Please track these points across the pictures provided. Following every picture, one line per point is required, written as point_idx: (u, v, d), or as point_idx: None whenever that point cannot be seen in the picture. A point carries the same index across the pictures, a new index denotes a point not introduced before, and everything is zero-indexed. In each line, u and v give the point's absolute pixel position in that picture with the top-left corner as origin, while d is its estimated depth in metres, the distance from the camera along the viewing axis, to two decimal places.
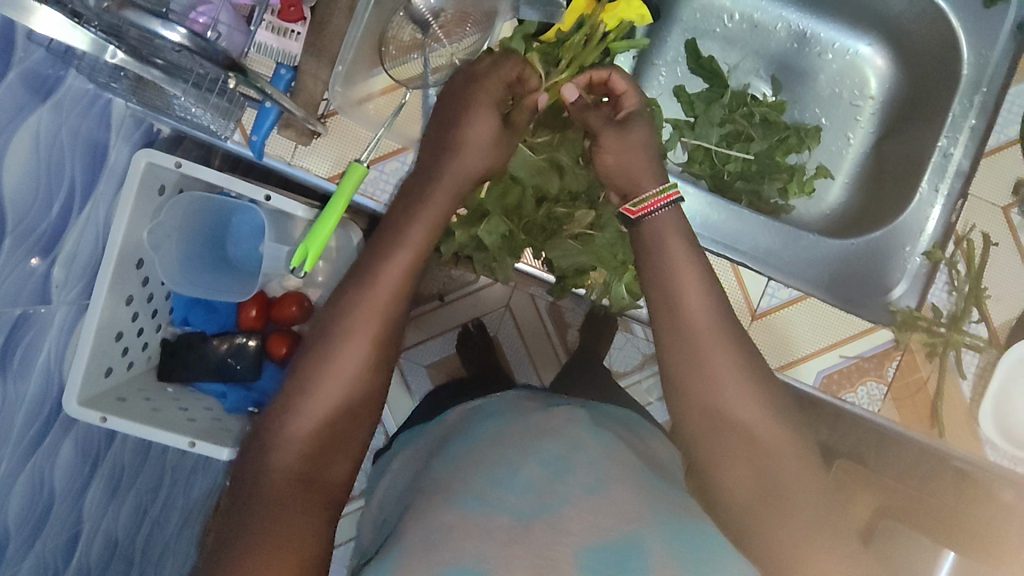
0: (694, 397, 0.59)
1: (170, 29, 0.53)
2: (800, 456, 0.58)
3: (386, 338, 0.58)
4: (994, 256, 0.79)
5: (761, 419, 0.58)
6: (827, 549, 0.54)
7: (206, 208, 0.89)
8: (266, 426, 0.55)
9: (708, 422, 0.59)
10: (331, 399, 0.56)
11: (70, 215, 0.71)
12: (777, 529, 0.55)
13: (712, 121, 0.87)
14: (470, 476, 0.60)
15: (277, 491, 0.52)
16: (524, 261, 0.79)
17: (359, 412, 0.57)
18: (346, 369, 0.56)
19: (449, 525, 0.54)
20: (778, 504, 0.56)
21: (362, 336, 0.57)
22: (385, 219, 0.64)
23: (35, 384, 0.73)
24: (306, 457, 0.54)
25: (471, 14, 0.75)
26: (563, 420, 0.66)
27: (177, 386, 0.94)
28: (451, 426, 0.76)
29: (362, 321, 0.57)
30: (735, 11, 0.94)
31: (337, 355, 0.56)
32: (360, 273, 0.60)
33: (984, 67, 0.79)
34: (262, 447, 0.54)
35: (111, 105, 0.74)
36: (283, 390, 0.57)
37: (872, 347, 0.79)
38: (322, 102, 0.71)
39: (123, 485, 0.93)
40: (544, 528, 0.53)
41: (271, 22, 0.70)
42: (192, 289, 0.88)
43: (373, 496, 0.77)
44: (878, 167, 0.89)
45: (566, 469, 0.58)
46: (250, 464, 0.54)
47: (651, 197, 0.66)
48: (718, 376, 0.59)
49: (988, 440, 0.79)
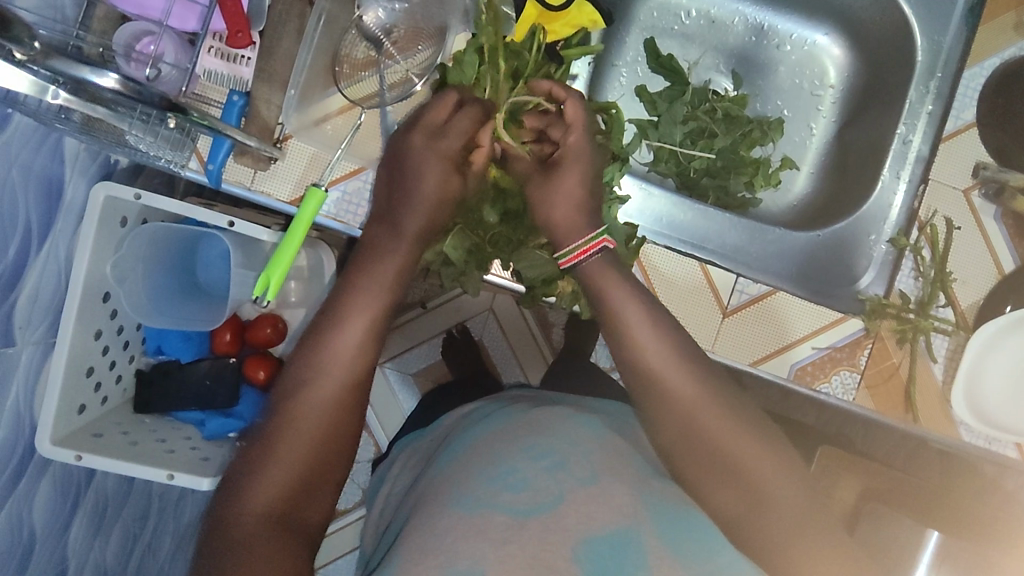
0: (666, 418, 0.61)
1: (104, 77, 0.53)
2: (776, 461, 0.59)
3: (359, 380, 0.61)
4: (959, 240, 0.80)
5: (732, 436, 0.59)
6: (814, 545, 0.56)
7: (171, 237, 0.88)
8: (241, 468, 0.57)
9: (686, 439, 0.60)
10: (305, 440, 0.57)
11: (28, 254, 0.69)
12: (762, 535, 0.57)
13: (676, 119, 0.87)
14: (464, 475, 0.60)
15: (252, 532, 0.53)
16: (494, 273, 0.77)
17: (334, 454, 0.59)
18: (318, 409, 0.58)
19: (445, 526, 0.54)
20: (762, 513, 0.57)
21: (335, 377, 0.60)
22: (352, 262, 0.66)
23: (5, 427, 0.72)
24: (282, 497, 0.55)
25: (424, 31, 0.75)
26: (553, 414, 0.67)
27: (154, 417, 0.93)
28: (446, 432, 0.76)
29: (334, 362, 0.60)
30: (691, 8, 0.94)
31: (313, 395, 0.59)
32: (328, 317, 0.63)
33: (938, 53, 0.80)
34: (238, 489, 0.55)
35: (63, 141, 0.72)
36: (257, 434, 0.58)
37: (841, 339, 0.79)
38: (277, 127, 0.70)
39: (108, 517, 0.93)
40: (538, 526, 0.54)
41: (220, 48, 0.69)
42: (160, 320, 0.86)
43: (374, 502, 0.78)
44: (842, 156, 0.90)
45: (559, 464, 0.59)
46: (224, 506, 0.55)
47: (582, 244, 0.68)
48: (681, 392, 0.61)
49: (962, 421, 0.79)
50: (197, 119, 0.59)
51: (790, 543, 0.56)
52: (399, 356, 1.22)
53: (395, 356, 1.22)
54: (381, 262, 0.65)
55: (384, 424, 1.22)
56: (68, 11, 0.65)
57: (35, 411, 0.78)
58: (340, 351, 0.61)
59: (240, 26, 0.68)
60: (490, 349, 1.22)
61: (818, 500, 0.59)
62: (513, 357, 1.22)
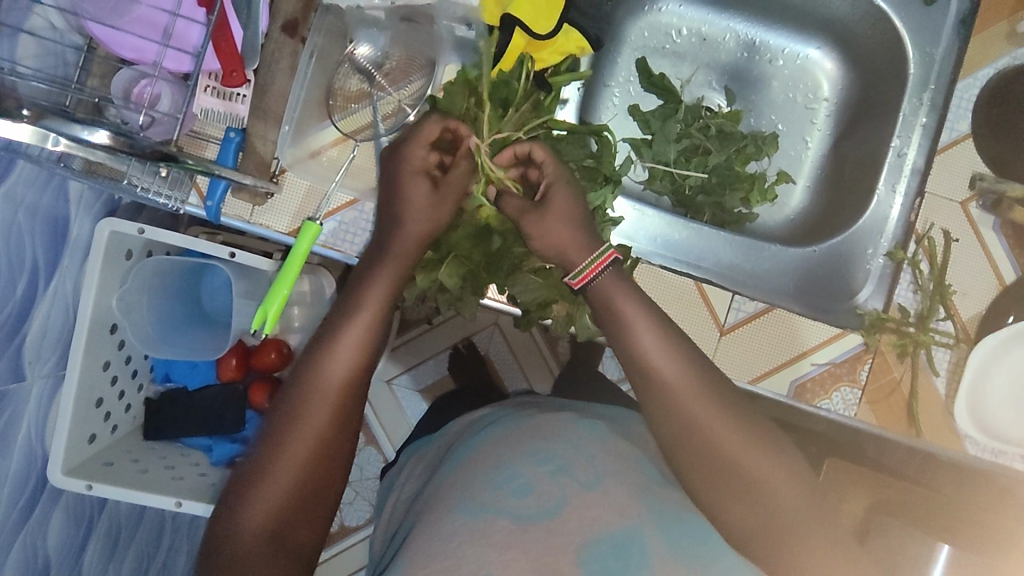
0: (672, 405, 0.59)
1: (97, 132, 0.56)
2: (774, 458, 0.59)
3: (351, 404, 0.60)
4: (957, 252, 0.79)
5: (725, 427, 0.59)
6: (794, 538, 0.57)
7: (173, 268, 0.89)
8: (237, 486, 0.58)
9: (683, 427, 0.59)
10: (296, 466, 0.57)
11: (36, 292, 0.71)
12: (743, 521, 0.58)
13: (669, 137, 0.87)
14: (469, 480, 0.61)
15: (248, 552, 0.55)
16: (490, 297, 0.78)
17: (327, 476, 0.59)
18: (308, 434, 0.58)
19: (451, 530, 0.55)
20: (750, 501, 0.58)
21: (324, 399, 0.59)
22: (351, 277, 0.66)
23: (17, 461, 0.74)
24: (277, 516, 0.57)
25: (415, 60, 0.77)
26: (556, 420, 0.68)
27: (163, 443, 0.95)
28: (453, 439, 0.77)
29: (327, 384, 0.59)
30: (683, 26, 0.95)
31: (302, 418, 0.58)
32: (322, 335, 0.61)
33: (931, 64, 0.80)
34: (234, 506, 0.57)
35: (68, 182, 0.75)
36: (254, 450, 0.59)
37: (843, 352, 0.78)
38: (274, 161, 0.71)
39: (122, 541, 0.95)
40: (540, 531, 0.55)
41: (216, 87, 0.71)
42: (170, 352, 0.88)
43: (383, 512, 0.78)
44: (837, 168, 0.90)
45: (562, 468, 0.59)
46: (223, 521, 0.57)
47: (588, 266, 0.65)
48: (688, 412, 0.59)
49: (967, 434, 0.78)
50: (189, 167, 0.61)
51: (791, 543, 0.58)
52: (405, 373, 1.23)
53: (401, 374, 1.24)
54: (374, 280, 0.64)
55: (392, 439, 1.23)
56: (69, 57, 0.68)
57: (47, 442, 0.80)
58: (330, 374, 0.59)
59: (235, 66, 0.69)
60: (497, 364, 1.23)
61: (813, 502, 0.59)
62: (519, 372, 1.22)
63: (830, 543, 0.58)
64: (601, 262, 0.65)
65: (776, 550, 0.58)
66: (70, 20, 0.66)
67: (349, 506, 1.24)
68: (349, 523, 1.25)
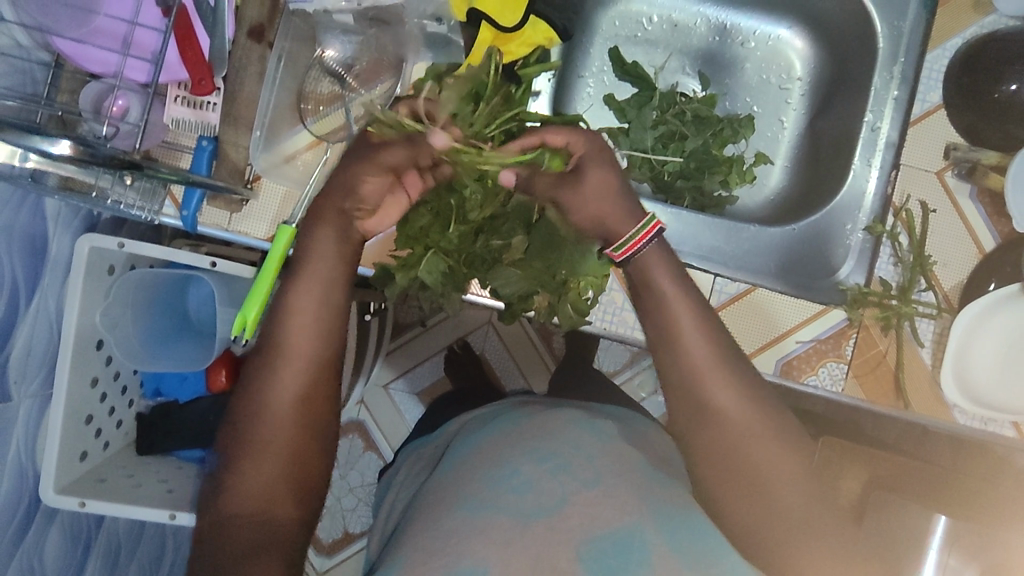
0: (684, 382, 0.59)
1: (58, 144, 0.56)
2: (781, 454, 0.58)
3: (319, 373, 0.60)
4: (935, 223, 0.80)
5: (741, 413, 0.58)
6: (797, 533, 0.56)
7: (158, 281, 0.90)
8: (218, 475, 0.58)
9: (694, 407, 0.59)
10: (270, 442, 0.57)
11: (17, 313, 0.71)
12: (745, 516, 0.57)
13: (645, 124, 0.87)
14: (469, 478, 0.61)
15: (235, 535, 0.55)
16: (473, 292, 0.79)
17: (307, 449, 0.59)
18: (279, 409, 0.58)
19: (451, 525, 0.56)
20: (755, 492, 0.57)
21: (292, 373, 0.59)
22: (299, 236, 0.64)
23: (8, 482, 0.74)
24: (261, 500, 0.56)
25: (384, 61, 0.78)
26: (560, 418, 0.68)
27: (157, 457, 0.95)
28: (449, 438, 0.77)
29: (291, 355, 0.59)
30: (653, 14, 0.95)
31: (270, 394, 0.58)
32: (277, 312, 0.61)
33: (900, 37, 0.81)
34: (217, 495, 0.57)
35: (44, 200, 0.74)
36: (226, 439, 0.59)
37: (827, 328, 0.78)
38: (248, 168, 0.72)
39: (121, 559, 0.95)
40: (544, 528, 0.55)
41: (186, 97, 0.72)
42: (158, 365, 0.88)
43: (381, 510, 0.78)
44: (815, 146, 0.90)
45: (562, 466, 0.60)
46: (211, 513, 0.57)
47: (633, 236, 0.63)
48: (706, 394, 0.58)
49: (954, 403, 0.78)
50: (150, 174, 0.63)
51: (794, 540, 0.57)
52: (401, 376, 1.23)
53: (397, 376, 1.23)
54: (323, 243, 0.62)
55: (391, 442, 1.23)
56: (38, 74, 0.69)
57: (38, 461, 0.80)
58: (291, 348, 0.59)
59: (202, 74, 0.70)
60: (493, 361, 1.22)
61: (817, 498, 0.58)
62: (515, 367, 1.22)
63: (835, 536, 0.57)
64: (647, 232, 0.63)
65: (780, 547, 0.57)
66: (36, 36, 0.66)
67: (351, 513, 1.24)
68: (352, 529, 1.24)
